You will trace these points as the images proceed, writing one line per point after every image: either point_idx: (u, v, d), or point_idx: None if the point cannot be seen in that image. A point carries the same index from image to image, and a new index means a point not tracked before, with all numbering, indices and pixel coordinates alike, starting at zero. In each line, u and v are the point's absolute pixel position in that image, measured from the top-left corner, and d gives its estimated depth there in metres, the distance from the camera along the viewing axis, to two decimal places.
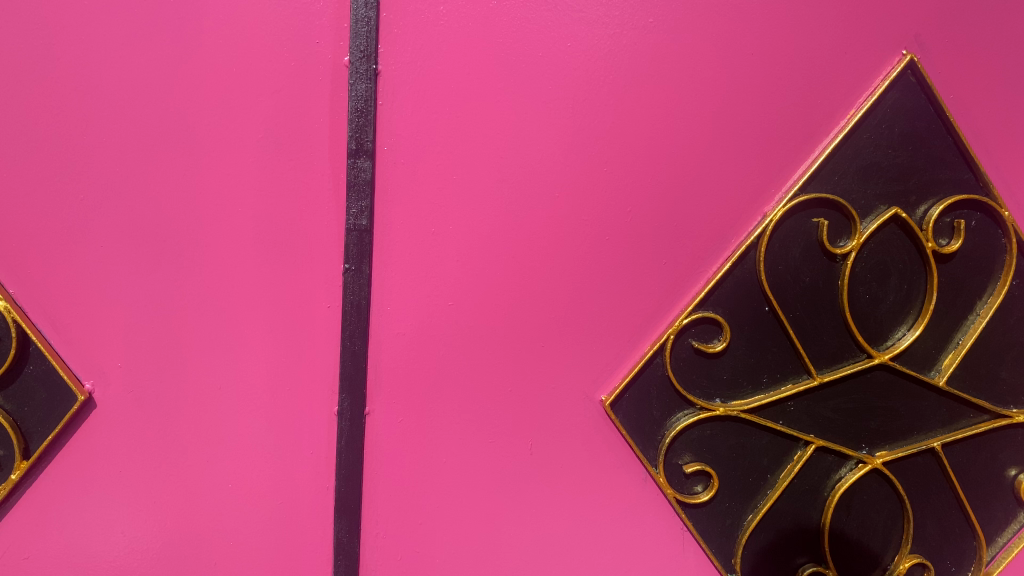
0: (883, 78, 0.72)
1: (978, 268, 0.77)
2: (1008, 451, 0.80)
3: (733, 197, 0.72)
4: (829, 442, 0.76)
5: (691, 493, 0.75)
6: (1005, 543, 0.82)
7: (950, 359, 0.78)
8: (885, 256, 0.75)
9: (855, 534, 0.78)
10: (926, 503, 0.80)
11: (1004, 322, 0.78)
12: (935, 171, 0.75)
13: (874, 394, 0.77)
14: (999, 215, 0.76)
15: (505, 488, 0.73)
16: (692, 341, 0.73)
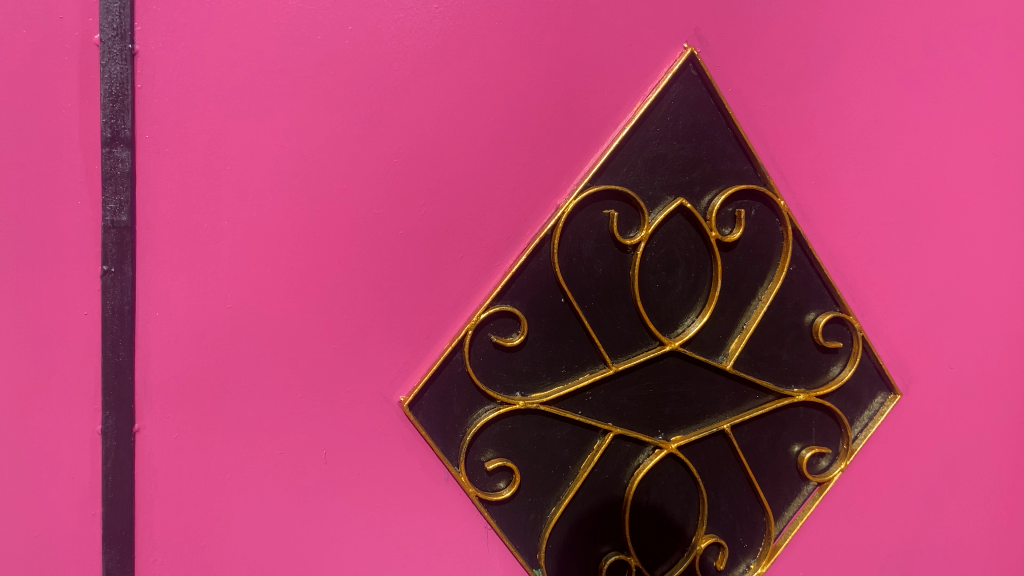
0: (666, 71, 0.74)
1: (758, 255, 0.81)
2: (791, 428, 0.85)
3: (525, 189, 0.72)
4: (627, 429, 0.78)
5: (494, 490, 0.74)
6: (791, 517, 0.86)
7: (736, 343, 0.81)
8: (672, 246, 0.77)
9: (653, 519, 0.80)
10: (720, 483, 0.83)
11: (783, 306, 0.83)
12: (717, 163, 0.78)
13: (667, 380, 0.79)
14: (776, 204, 0.80)
15: (298, 499, 0.69)
16: (491, 335, 0.71)
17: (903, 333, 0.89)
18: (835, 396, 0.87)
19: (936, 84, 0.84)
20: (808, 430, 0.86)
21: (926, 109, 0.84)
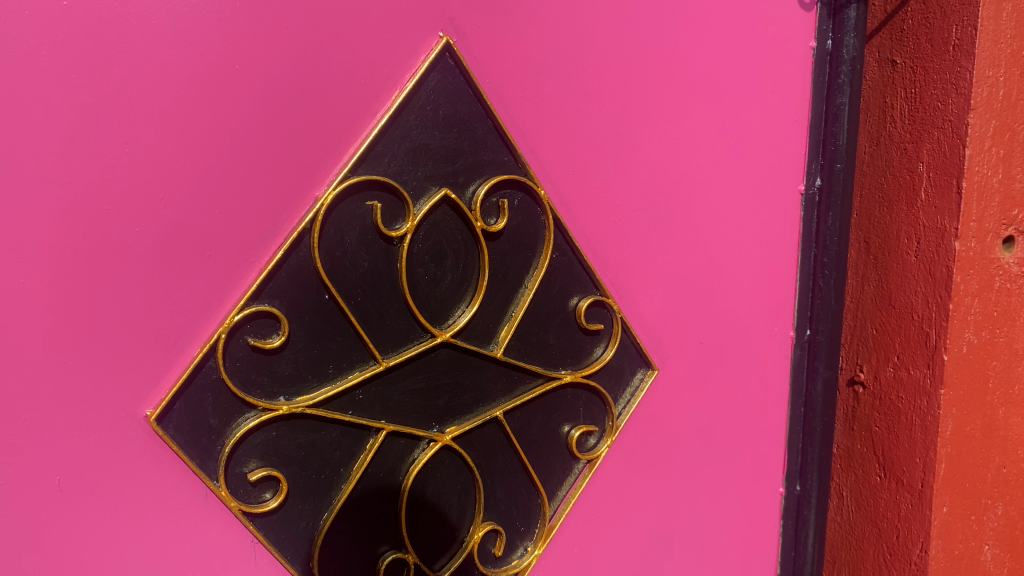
0: (423, 60, 0.73)
1: (524, 244, 0.82)
2: (560, 410, 0.88)
3: (279, 181, 0.68)
4: (399, 426, 0.76)
5: (259, 501, 0.70)
6: (564, 496, 0.89)
7: (505, 331, 0.82)
8: (439, 237, 0.76)
9: (430, 513, 0.79)
10: (495, 470, 0.84)
11: (549, 292, 0.85)
12: (479, 153, 0.78)
13: (439, 372, 0.79)
14: (537, 193, 0.82)
15: (28, 535, 0.61)
16: (248, 338, 0.67)
17: (659, 312, 0.95)
18: (599, 376, 0.90)
19: (679, 77, 0.90)
20: (576, 410, 0.89)
21: (670, 101, 0.90)
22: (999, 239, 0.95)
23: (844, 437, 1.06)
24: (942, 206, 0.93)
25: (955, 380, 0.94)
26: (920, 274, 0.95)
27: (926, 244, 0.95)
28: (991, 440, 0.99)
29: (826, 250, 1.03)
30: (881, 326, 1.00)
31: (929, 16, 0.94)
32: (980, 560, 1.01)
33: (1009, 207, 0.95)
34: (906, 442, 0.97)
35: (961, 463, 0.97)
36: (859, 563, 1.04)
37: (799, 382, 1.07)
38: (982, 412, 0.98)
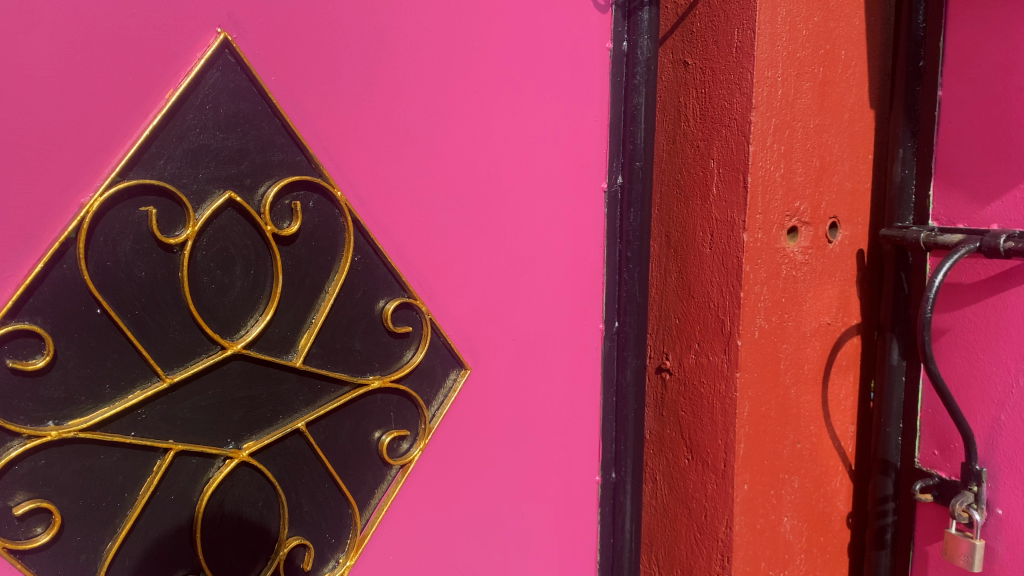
0: (199, 57, 0.69)
1: (321, 247, 0.80)
2: (370, 417, 0.86)
3: (33, 184, 0.62)
4: (191, 445, 0.72)
5: (28, 537, 0.64)
6: (377, 504, 0.87)
7: (305, 339, 0.79)
8: (227, 243, 0.72)
9: (232, 534, 0.75)
10: (300, 483, 0.81)
11: (352, 296, 0.83)
12: (267, 154, 0.75)
13: (234, 385, 0.75)
14: (333, 195, 0.79)
15: None
16: (6, 360, 0.61)
17: (468, 312, 0.94)
18: (409, 380, 0.89)
19: (478, 76, 0.90)
20: (386, 415, 0.87)
21: (471, 99, 0.90)
22: (784, 230, 1.01)
23: (654, 424, 1.11)
24: (730, 201, 0.98)
25: (750, 364, 0.99)
26: (715, 265, 1.01)
27: (719, 237, 1.00)
28: (785, 419, 1.06)
29: (629, 245, 1.06)
30: (683, 314, 1.06)
31: (715, 19, 0.99)
32: (780, 531, 1.07)
33: (791, 199, 1.02)
34: (709, 425, 1.02)
35: (759, 442, 1.03)
36: (672, 542, 1.09)
37: (610, 372, 1.10)
38: (776, 393, 1.04)
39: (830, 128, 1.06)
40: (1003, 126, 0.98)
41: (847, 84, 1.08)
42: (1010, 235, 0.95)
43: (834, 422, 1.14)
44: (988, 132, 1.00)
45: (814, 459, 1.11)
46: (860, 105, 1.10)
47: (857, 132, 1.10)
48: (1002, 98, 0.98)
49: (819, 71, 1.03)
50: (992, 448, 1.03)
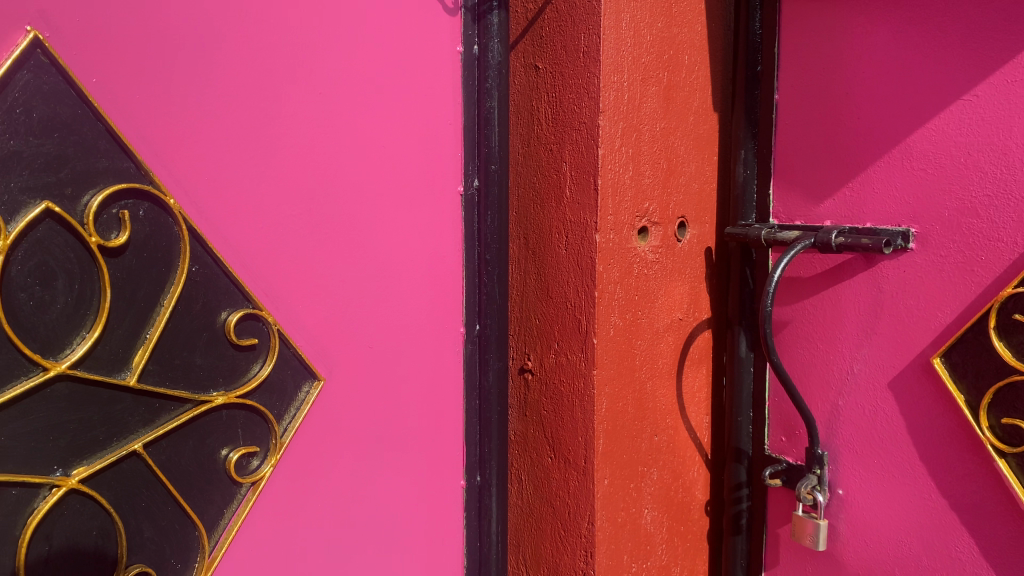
0: (6, 56, 0.64)
1: (154, 258, 0.76)
2: (215, 434, 0.82)
3: None
4: (11, 475, 0.66)
5: None
6: (226, 525, 0.84)
7: (139, 356, 0.75)
8: (45, 256, 0.67)
9: (63, 568, 0.70)
10: (140, 508, 0.76)
11: (191, 309, 0.79)
12: (90, 160, 0.70)
13: (59, 408, 0.70)
14: (165, 202, 0.75)
15: None
16: None
17: (319, 321, 0.92)
18: (256, 394, 0.86)
19: (323, 78, 0.88)
20: (233, 431, 0.84)
21: (316, 102, 0.88)
22: (634, 231, 1.04)
23: (518, 424, 1.12)
24: (582, 202, 1.00)
25: (606, 361, 1.02)
26: (570, 266, 1.02)
27: (573, 238, 1.02)
28: (642, 413, 1.09)
29: (488, 248, 1.06)
30: (543, 315, 1.07)
31: (562, 24, 1.01)
32: (641, 523, 1.10)
33: (640, 200, 1.05)
34: (569, 423, 1.04)
35: (617, 437, 1.05)
36: (537, 540, 1.10)
37: (473, 376, 1.10)
38: (632, 388, 1.07)
39: (676, 131, 1.10)
40: (831, 128, 1.05)
41: (691, 89, 1.12)
42: (840, 231, 1.02)
43: (690, 414, 1.18)
44: (819, 133, 1.06)
45: (672, 451, 1.15)
46: (704, 109, 1.14)
47: (702, 135, 1.15)
48: (830, 102, 1.04)
49: (663, 75, 1.06)
50: (831, 433, 1.09)
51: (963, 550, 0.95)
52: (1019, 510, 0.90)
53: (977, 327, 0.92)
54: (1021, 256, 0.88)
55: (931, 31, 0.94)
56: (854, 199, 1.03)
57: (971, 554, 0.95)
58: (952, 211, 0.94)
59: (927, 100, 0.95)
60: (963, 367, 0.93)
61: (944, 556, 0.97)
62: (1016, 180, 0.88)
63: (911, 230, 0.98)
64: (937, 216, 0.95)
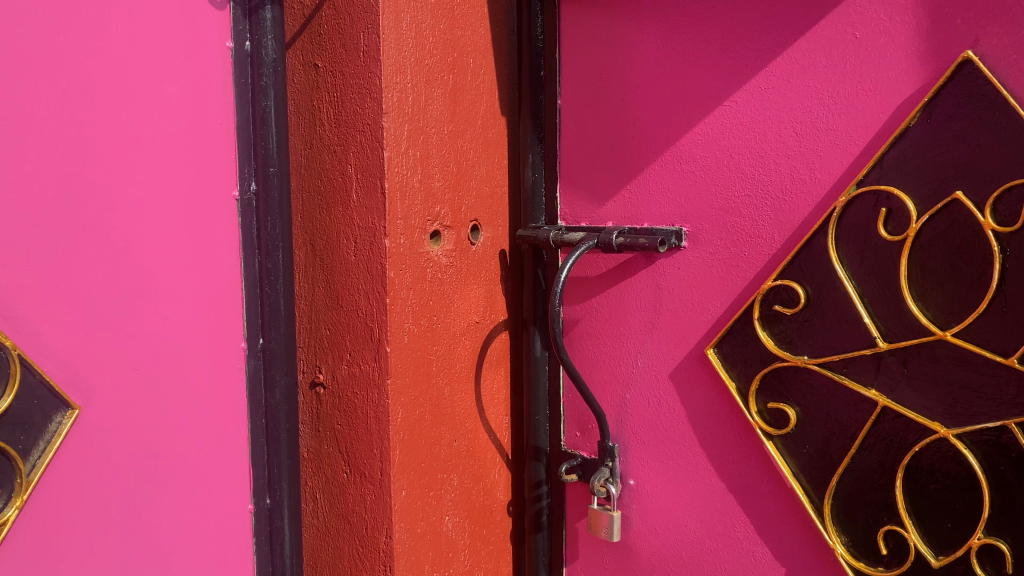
0: None
1: None
2: None
3: None
4: None
5: None
6: None
7: None
8: None
9: None
10: None
11: None
12: None
13: None
14: None
15: None
16: None
17: (70, 342, 0.83)
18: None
19: (62, 75, 0.80)
20: None
21: (54, 101, 0.80)
22: (425, 235, 1.02)
23: (311, 440, 1.07)
24: (369, 206, 0.97)
25: (400, 370, 0.99)
26: (360, 273, 0.99)
27: (362, 244, 0.98)
28: (440, 419, 1.06)
29: (270, 255, 1.00)
30: (333, 325, 1.03)
31: (340, 22, 0.97)
32: (442, 531, 1.08)
33: (431, 204, 1.03)
34: (364, 436, 1.00)
35: (414, 447, 1.02)
36: (336, 560, 1.06)
37: (257, 394, 1.03)
38: (428, 394, 1.04)
39: (464, 134, 1.08)
40: (610, 131, 1.08)
41: (477, 92, 1.10)
42: (620, 232, 1.05)
43: (490, 416, 1.16)
44: (600, 136, 1.09)
45: (472, 454, 1.12)
46: (491, 112, 1.13)
47: (491, 138, 1.14)
48: (608, 105, 1.08)
49: (448, 78, 1.05)
50: (622, 427, 1.12)
51: (740, 528, 1.01)
52: (786, 487, 0.96)
53: (744, 319, 0.98)
54: (779, 251, 0.95)
55: (694, 39, 0.99)
56: (633, 200, 1.07)
57: (747, 531, 1.00)
58: (719, 211, 0.99)
59: (693, 104, 1.00)
60: (733, 358, 0.99)
61: (724, 536, 1.03)
62: (772, 180, 0.95)
63: (684, 230, 1.03)
64: (706, 216, 1.01)
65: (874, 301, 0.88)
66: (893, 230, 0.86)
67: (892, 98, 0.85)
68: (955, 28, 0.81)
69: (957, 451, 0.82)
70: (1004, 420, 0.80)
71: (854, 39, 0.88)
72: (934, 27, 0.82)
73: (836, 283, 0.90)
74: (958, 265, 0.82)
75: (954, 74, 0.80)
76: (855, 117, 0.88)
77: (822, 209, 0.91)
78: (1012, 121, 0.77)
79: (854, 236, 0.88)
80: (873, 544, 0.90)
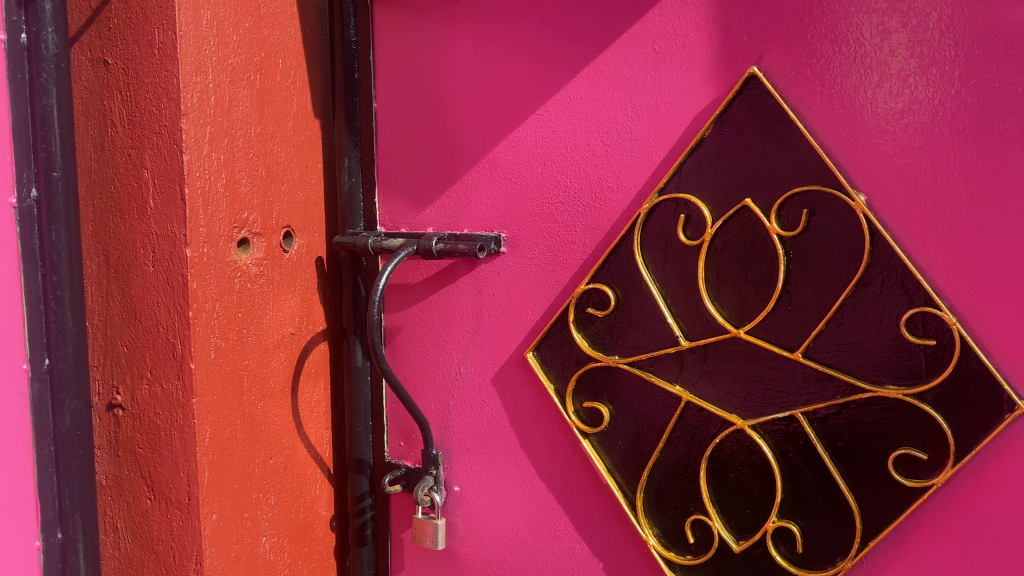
0: None
1: None
2: None
3: None
4: None
5: None
6: None
7: None
8: None
9: None
10: None
11: None
12: None
13: None
14: None
15: None
16: None
17: None
18: None
19: None
20: None
21: None
22: (233, 243, 0.97)
23: (109, 466, 0.99)
24: (168, 213, 0.91)
25: (207, 387, 0.93)
26: (158, 285, 0.92)
27: (160, 254, 0.92)
28: (253, 437, 1.01)
29: (54, 269, 0.92)
30: (131, 342, 0.96)
31: (131, 17, 0.91)
32: (258, 553, 1.03)
33: (237, 210, 0.98)
34: (167, 459, 0.94)
35: (225, 467, 0.97)
36: None
37: (41, 422, 0.93)
38: (239, 412, 0.99)
39: (273, 137, 1.03)
40: (427, 137, 1.07)
41: (287, 93, 1.06)
42: (440, 238, 1.04)
43: (308, 431, 1.12)
44: (417, 142, 1.08)
45: (290, 472, 1.08)
46: (304, 114, 1.09)
47: (303, 141, 1.09)
48: (424, 110, 1.07)
49: (255, 78, 1.00)
50: (445, 433, 1.12)
51: (560, 527, 1.03)
52: (602, 484, 0.99)
53: (559, 323, 1.00)
54: (591, 255, 0.98)
55: (506, 47, 1.00)
56: (452, 206, 1.07)
57: (567, 530, 1.03)
58: (534, 217, 1.01)
59: (507, 111, 1.01)
60: (550, 360, 1.01)
61: (545, 536, 1.04)
62: (583, 187, 0.98)
63: (502, 236, 1.03)
64: (522, 222, 1.02)
65: (677, 302, 0.92)
66: (692, 235, 0.90)
67: (690, 110, 0.90)
68: (742, 45, 0.87)
69: (752, 441, 0.88)
70: (792, 410, 0.86)
71: (654, 52, 0.92)
72: (724, 44, 0.88)
73: (643, 286, 0.94)
74: (749, 267, 0.87)
75: (742, 89, 0.86)
76: (657, 127, 0.92)
77: (630, 215, 0.95)
78: (792, 134, 0.84)
79: (657, 241, 0.92)
80: (681, 534, 0.94)
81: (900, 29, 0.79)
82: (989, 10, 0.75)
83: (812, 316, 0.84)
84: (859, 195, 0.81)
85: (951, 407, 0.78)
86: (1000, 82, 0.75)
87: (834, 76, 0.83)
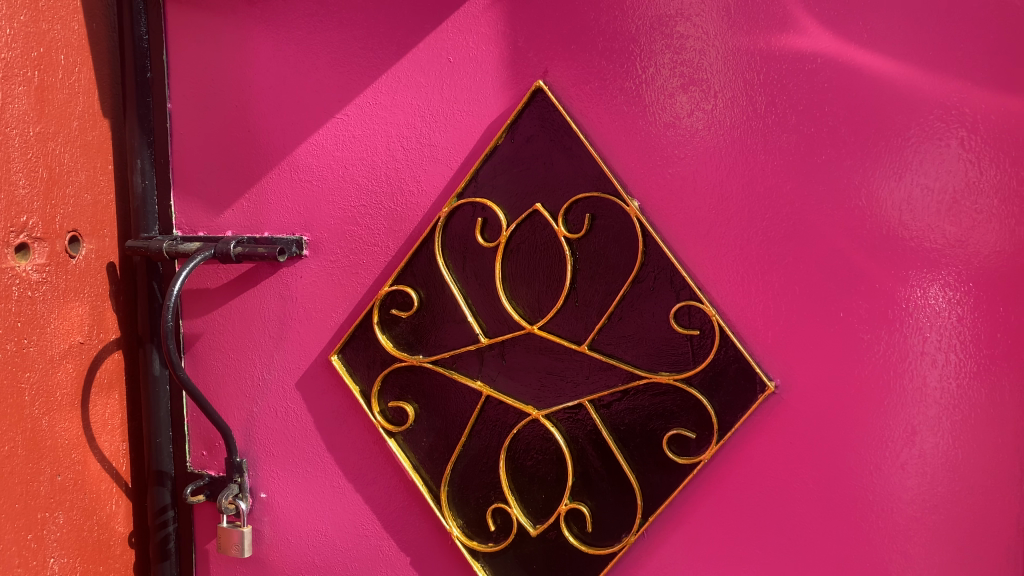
0: None
1: None
2: None
3: None
4: None
5: None
6: None
7: None
8: None
9: None
10: None
11: None
12: None
13: None
14: None
15: None
16: None
17: None
18: None
19: None
20: None
21: None
22: (9, 249, 0.91)
23: None
24: None
25: None
26: None
27: None
28: (36, 454, 0.96)
29: None
30: None
31: None
32: None
33: (14, 214, 0.92)
34: None
35: (4, 486, 0.91)
36: None
37: None
38: (20, 428, 0.93)
39: (54, 137, 0.98)
40: (225, 139, 1.06)
41: (71, 92, 1.01)
42: (239, 241, 1.03)
43: (102, 444, 1.07)
44: (215, 144, 1.07)
45: (81, 488, 1.02)
46: (90, 113, 1.04)
47: (90, 142, 1.04)
48: (222, 113, 1.06)
49: (33, 75, 0.95)
50: (250, 440, 1.10)
51: (368, 525, 1.05)
52: (408, 480, 1.02)
53: (364, 324, 1.01)
54: (393, 257, 1.00)
55: (305, 51, 1.01)
56: (254, 209, 1.06)
57: (374, 528, 1.04)
58: (337, 220, 1.02)
59: (307, 116, 1.02)
60: (356, 362, 1.03)
61: (353, 535, 1.06)
62: (384, 190, 1.00)
63: (304, 239, 1.04)
64: (325, 226, 1.03)
65: (477, 301, 0.97)
66: (489, 238, 0.95)
67: (483, 118, 0.95)
68: (528, 60, 0.92)
69: (546, 429, 0.94)
70: (581, 399, 0.92)
71: (449, 62, 0.95)
72: (512, 58, 0.93)
73: (444, 286, 0.97)
74: (540, 267, 0.93)
75: (530, 100, 0.92)
76: (453, 134, 0.96)
77: (429, 219, 0.98)
78: (576, 144, 0.90)
79: (457, 243, 0.97)
80: (483, 523, 0.98)
81: (664, 49, 0.87)
82: (738, 36, 0.85)
83: (596, 311, 0.91)
84: (633, 201, 0.88)
85: (715, 390, 0.86)
86: (748, 100, 0.85)
87: (611, 92, 0.90)
